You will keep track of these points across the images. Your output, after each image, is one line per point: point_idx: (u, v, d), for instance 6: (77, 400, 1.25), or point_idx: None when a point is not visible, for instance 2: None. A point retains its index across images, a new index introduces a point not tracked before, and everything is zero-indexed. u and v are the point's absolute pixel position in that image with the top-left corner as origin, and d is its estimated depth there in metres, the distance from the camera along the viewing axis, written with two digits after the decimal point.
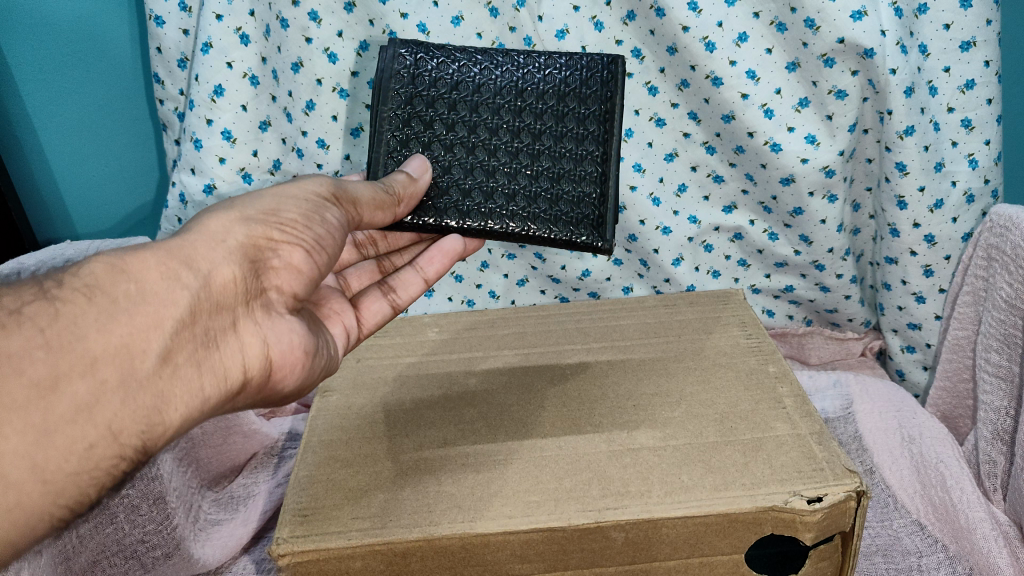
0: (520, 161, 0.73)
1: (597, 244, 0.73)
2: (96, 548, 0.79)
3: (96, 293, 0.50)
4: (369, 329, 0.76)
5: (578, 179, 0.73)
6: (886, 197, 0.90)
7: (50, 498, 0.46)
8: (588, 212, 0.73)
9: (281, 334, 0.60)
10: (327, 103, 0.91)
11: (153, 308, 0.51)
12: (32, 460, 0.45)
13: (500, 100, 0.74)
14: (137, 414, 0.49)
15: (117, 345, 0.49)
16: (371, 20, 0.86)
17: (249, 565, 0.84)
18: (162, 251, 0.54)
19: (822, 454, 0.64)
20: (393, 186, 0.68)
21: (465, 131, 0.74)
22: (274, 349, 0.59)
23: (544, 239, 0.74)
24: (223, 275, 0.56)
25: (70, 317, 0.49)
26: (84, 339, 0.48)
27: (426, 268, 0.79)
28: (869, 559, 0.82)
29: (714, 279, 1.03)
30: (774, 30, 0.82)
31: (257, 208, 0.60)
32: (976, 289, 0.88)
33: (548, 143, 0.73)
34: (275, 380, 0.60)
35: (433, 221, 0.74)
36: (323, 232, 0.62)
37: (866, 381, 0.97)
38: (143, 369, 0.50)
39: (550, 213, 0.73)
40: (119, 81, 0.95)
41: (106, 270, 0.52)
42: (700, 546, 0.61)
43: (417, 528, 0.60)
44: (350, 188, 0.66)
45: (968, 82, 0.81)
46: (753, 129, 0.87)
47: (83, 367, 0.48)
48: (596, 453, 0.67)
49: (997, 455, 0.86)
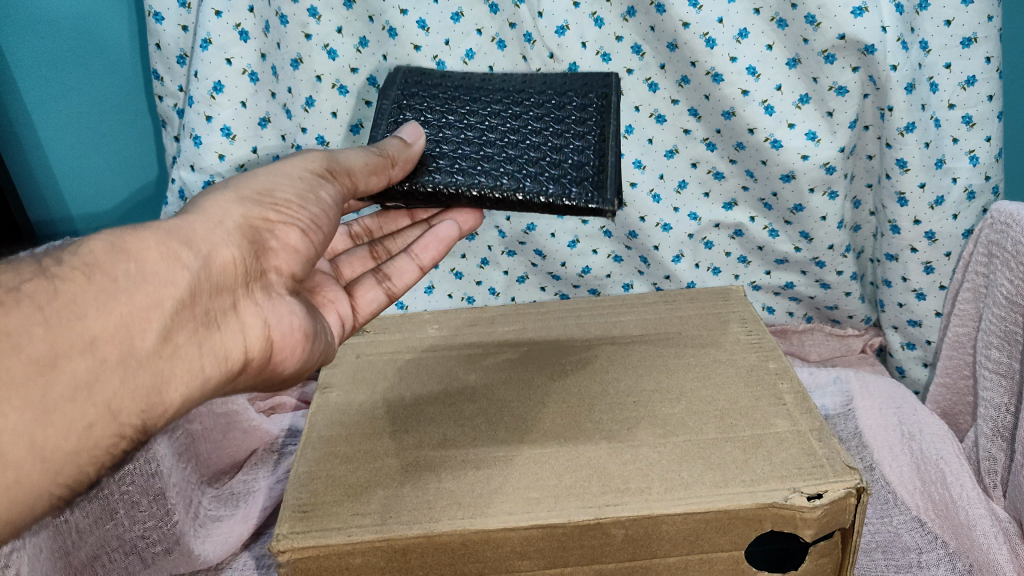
0: (518, 146, 0.76)
1: (600, 205, 0.71)
2: (96, 543, 0.79)
3: (95, 272, 0.50)
4: (364, 317, 0.77)
5: (575, 155, 0.75)
6: (886, 193, 0.89)
7: (50, 477, 0.46)
8: (589, 181, 0.73)
9: (282, 314, 0.60)
10: (327, 100, 0.91)
11: (155, 288, 0.51)
12: (31, 439, 0.45)
13: (496, 102, 0.80)
14: (137, 392, 0.49)
15: (117, 325, 0.49)
16: (371, 16, 0.86)
17: (249, 561, 0.84)
18: (161, 230, 0.54)
19: (822, 450, 0.64)
20: (387, 150, 0.69)
21: (463, 124, 0.78)
22: (274, 329, 0.59)
23: (544, 204, 0.73)
24: (223, 256, 0.56)
25: (70, 295, 0.48)
26: (83, 318, 0.48)
27: (420, 256, 0.79)
28: (869, 556, 0.82)
29: (714, 276, 1.03)
30: (774, 26, 0.82)
31: (251, 188, 0.61)
32: (976, 285, 0.88)
33: (544, 132, 0.77)
34: (276, 362, 0.61)
35: (428, 187, 0.73)
36: (319, 211, 0.63)
37: (865, 377, 0.97)
38: (144, 348, 0.50)
39: (551, 183, 0.73)
40: (118, 77, 0.94)
41: (106, 248, 0.51)
42: (700, 543, 0.61)
43: (416, 524, 0.60)
44: (344, 158, 0.65)
45: (969, 78, 0.81)
46: (753, 125, 0.87)
47: (83, 345, 0.47)
48: (596, 449, 0.67)
49: (997, 452, 0.85)
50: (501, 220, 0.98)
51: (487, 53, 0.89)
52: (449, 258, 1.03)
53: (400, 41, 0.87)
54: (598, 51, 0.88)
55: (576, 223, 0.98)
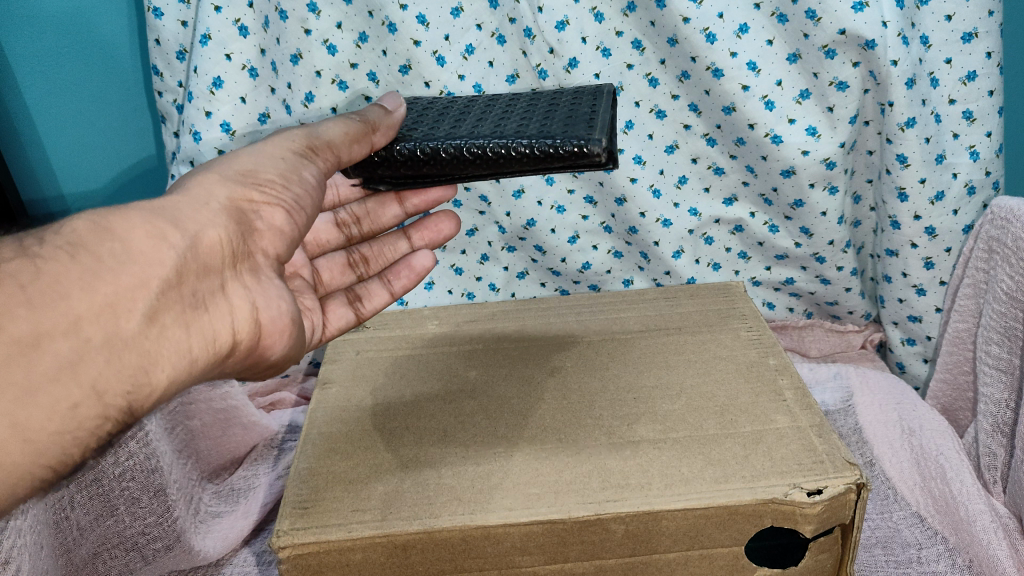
0: (507, 117, 0.70)
1: (591, 145, 0.61)
2: (96, 540, 0.78)
3: (79, 251, 0.48)
4: (331, 334, 0.77)
5: (567, 115, 0.67)
6: (886, 188, 0.89)
7: (32, 458, 0.45)
8: (576, 130, 0.63)
9: (270, 300, 0.60)
10: (327, 95, 0.91)
11: (138, 268, 0.49)
12: (13, 419, 0.44)
13: (490, 98, 0.77)
14: (123, 373, 0.48)
15: (101, 305, 0.47)
16: (370, 11, 0.86)
17: (250, 558, 0.84)
18: (147, 209, 0.52)
19: (822, 446, 0.64)
20: (369, 117, 0.66)
21: (454, 111, 0.74)
22: (263, 313, 0.59)
23: (529, 152, 0.62)
24: (210, 237, 0.54)
25: (53, 274, 0.46)
26: (67, 298, 0.46)
27: (393, 282, 0.81)
28: (869, 551, 0.82)
29: (714, 272, 1.03)
30: (774, 22, 0.82)
31: (234, 168, 0.60)
32: (977, 281, 0.89)
33: (537, 107, 0.71)
34: (264, 345, 0.60)
35: (402, 152, 0.66)
36: (302, 192, 0.62)
37: (866, 373, 0.97)
38: (129, 329, 0.48)
39: (531, 134, 0.64)
40: (118, 72, 0.94)
41: (89, 227, 0.49)
42: (701, 538, 0.61)
43: (416, 520, 0.60)
44: (324, 133, 0.64)
45: (969, 73, 0.81)
46: (753, 121, 0.87)
47: (67, 326, 0.46)
48: (596, 445, 0.67)
49: (997, 447, 0.86)
50: (501, 216, 0.98)
51: (488, 49, 0.89)
52: (449, 254, 1.03)
53: (400, 37, 0.87)
54: (598, 46, 0.87)
55: (576, 219, 0.98)
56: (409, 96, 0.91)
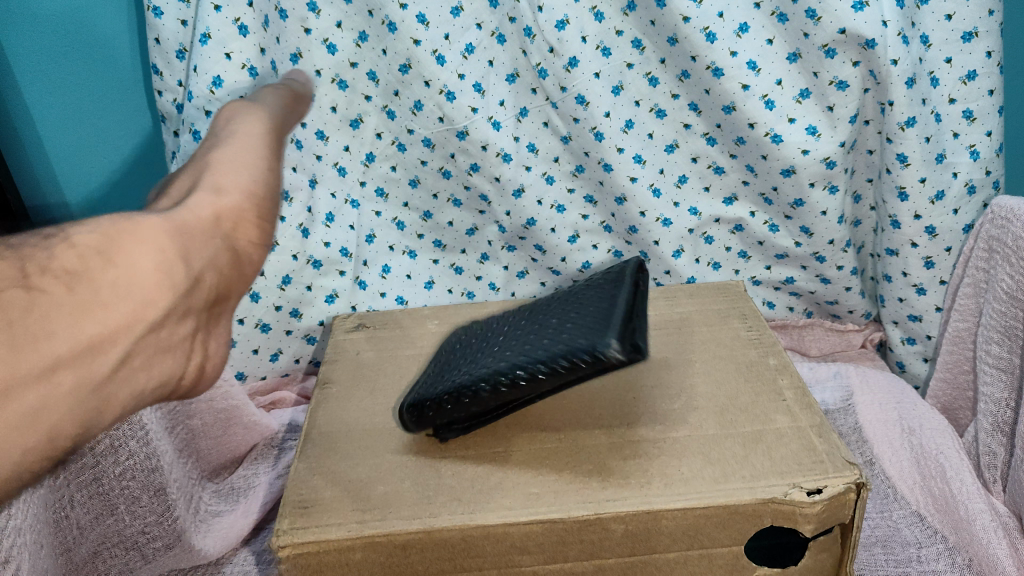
0: None
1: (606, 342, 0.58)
2: (97, 539, 0.78)
3: (79, 283, 0.47)
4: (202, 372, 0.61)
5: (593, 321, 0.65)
6: (886, 188, 0.89)
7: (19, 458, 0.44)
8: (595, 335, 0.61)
9: (217, 343, 0.60)
10: (326, 95, 0.90)
11: (129, 306, 0.49)
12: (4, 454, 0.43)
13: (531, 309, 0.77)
14: (87, 410, 0.48)
15: (85, 345, 0.46)
16: (370, 10, 0.86)
17: (249, 557, 0.84)
18: (155, 240, 0.51)
19: (822, 446, 0.64)
20: None
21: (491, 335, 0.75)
22: (209, 357, 0.60)
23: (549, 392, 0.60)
24: (205, 274, 0.54)
25: (43, 309, 0.45)
26: (52, 337, 0.45)
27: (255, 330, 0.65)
28: (868, 550, 0.81)
29: (714, 271, 1.02)
30: (774, 21, 0.82)
31: (225, 188, 0.58)
32: (976, 280, 0.89)
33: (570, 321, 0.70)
34: (199, 382, 0.60)
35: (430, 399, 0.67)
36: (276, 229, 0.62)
37: (866, 373, 0.97)
38: (102, 372, 0.48)
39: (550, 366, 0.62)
40: (118, 71, 0.94)
41: (90, 256, 0.48)
42: (700, 538, 0.61)
43: (416, 520, 0.60)
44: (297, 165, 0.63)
45: (969, 73, 0.81)
46: (753, 120, 0.87)
47: (45, 369, 0.45)
48: (596, 444, 0.67)
49: (997, 446, 0.85)
50: (501, 215, 0.98)
51: (487, 48, 0.89)
52: (450, 252, 1.03)
53: (399, 36, 0.86)
54: (598, 45, 0.87)
55: (576, 218, 0.99)
56: (409, 95, 0.91)
